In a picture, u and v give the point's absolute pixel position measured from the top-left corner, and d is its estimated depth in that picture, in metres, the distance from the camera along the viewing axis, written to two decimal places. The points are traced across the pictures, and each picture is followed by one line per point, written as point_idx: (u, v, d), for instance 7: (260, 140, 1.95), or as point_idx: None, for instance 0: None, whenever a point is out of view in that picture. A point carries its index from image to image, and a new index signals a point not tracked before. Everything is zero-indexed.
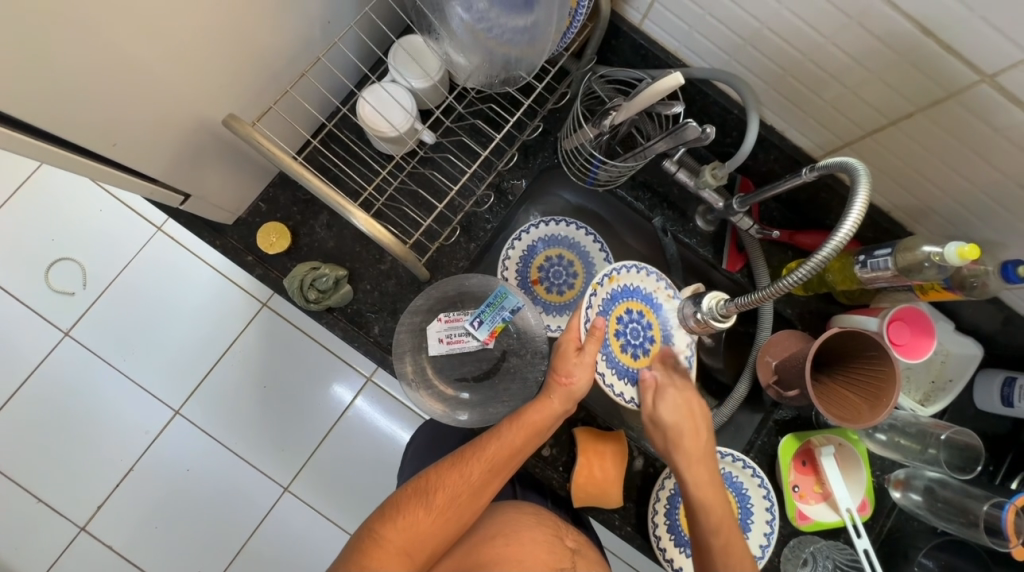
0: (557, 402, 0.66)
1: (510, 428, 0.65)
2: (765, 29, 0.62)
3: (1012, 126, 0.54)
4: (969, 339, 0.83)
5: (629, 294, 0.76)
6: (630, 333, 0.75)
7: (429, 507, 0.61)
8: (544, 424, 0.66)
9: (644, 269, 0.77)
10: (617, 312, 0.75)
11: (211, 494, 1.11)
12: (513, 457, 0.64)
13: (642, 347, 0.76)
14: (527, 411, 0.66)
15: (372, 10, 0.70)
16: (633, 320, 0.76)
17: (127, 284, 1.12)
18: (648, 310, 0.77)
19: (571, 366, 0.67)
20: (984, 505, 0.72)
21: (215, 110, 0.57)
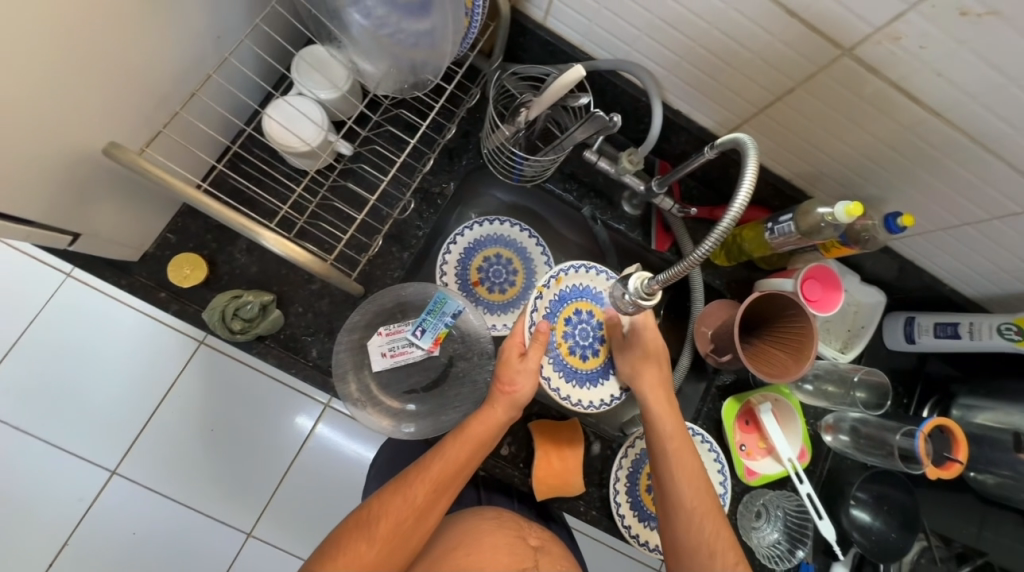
0: (500, 410, 0.65)
1: (452, 445, 0.63)
2: (656, 19, 0.65)
3: (875, 94, 0.60)
4: (873, 288, 0.91)
5: (579, 294, 0.78)
6: (577, 333, 0.77)
7: (370, 538, 0.58)
8: (486, 436, 0.64)
9: (594, 268, 0.78)
10: (565, 314, 0.76)
11: (165, 555, 1.02)
12: (456, 473, 0.62)
13: (591, 347, 0.77)
14: (469, 425, 0.64)
15: (263, 21, 0.67)
16: (582, 321, 0.77)
17: (38, 340, 1.01)
18: (599, 310, 0.78)
19: (512, 373, 0.66)
20: (897, 436, 0.80)
21: (94, 140, 0.53)
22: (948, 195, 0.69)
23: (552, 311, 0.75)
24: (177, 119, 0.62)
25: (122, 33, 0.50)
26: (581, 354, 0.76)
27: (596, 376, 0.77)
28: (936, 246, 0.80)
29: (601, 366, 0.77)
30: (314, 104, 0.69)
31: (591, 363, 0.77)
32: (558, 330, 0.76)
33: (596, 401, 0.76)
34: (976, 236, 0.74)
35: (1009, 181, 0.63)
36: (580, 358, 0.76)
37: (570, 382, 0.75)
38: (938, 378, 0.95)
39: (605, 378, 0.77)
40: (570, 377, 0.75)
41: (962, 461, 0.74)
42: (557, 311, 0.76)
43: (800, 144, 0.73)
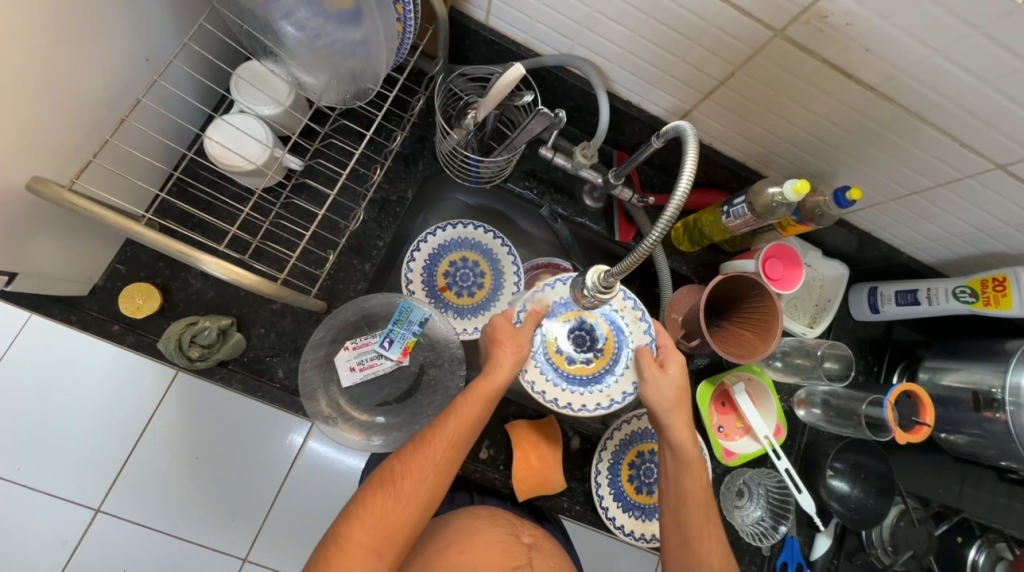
0: (510, 364, 0.64)
1: (466, 401, 0.62)
2: (594, 11, 0.65)
3: (813, 72, 0.61)
4: (835, 261, 0.93)
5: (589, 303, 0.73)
6: (575, 337, 0.72)
7: (396, 496, 0.58)
8: (499, 392, 0.63)
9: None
10: (568, 315, 0.72)
11: None
12: (474, 428, 0.62)
13: (587, 355, 0.72)
14: (481, 380, 0.63)
15: (192, 40, 0.66)
16: (582, 328, 0.72)
17: (6, 381, 0.97)
18: (605, 325, 0.73)
19: (513, 329, 0.65)
20: (864, 405, 0.82)
21: (18, 176, 0.51)
22: (893, 166, 0.71)
23: (553, 309, 0.72)
24: (108, 146, 0.60)
25: (37, 61, 0.48)
26: (569, 356, 0.71)
27: (580, 383, 0.71)
28: (889, 216, 0.81)
29: (589, 375, 0.71)
30: (255, 120, 0.68)
31: (576, 369, 0.71)
32: (552, 327, 0.72)
33: (568, 403, 0.70)
34: (924, 204, 0.76)
35: (947, 149, 0.64)
36: (566, 361, 0.71)
37: (546, 375, 0.70)
38: (906, 344, 0.97)
39: (587, 387, 0.71)
40: (551, 372, 0.70)
41: (929, 424, 0.75)
42: (557, 310, 0.72)
43: (748, 126, 0.74)
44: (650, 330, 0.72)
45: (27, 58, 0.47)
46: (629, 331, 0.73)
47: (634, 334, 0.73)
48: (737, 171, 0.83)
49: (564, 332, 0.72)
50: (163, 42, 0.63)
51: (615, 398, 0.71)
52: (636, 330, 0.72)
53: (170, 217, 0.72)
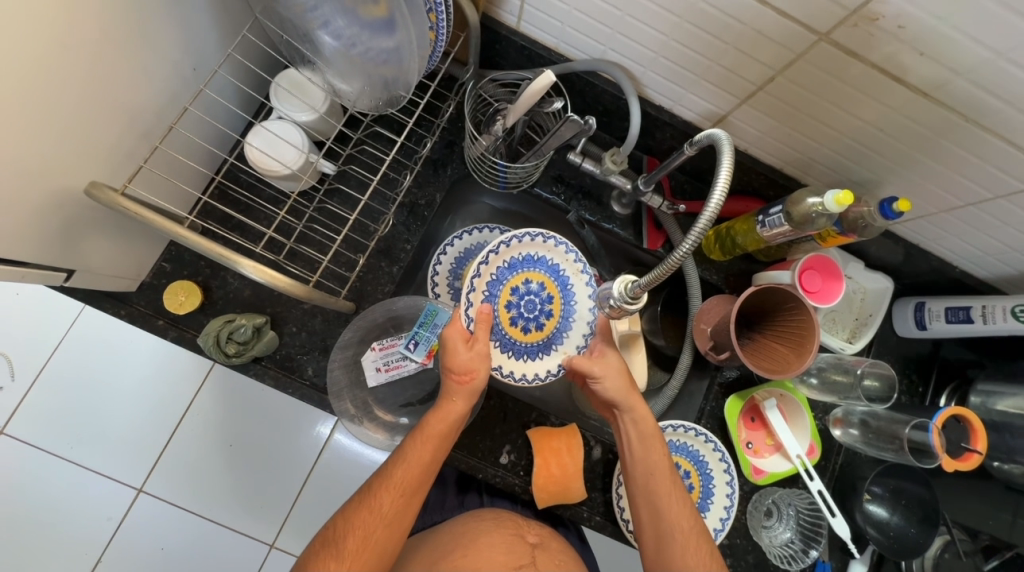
0: (458, 402, 0.64)
1: (414, 444, 0.63)
2: (626, 16, 0.64)
3: (858, 77, 0.58)
4: (879, 273, 0.88)
5: (533, 264, 0.75)
6: (523, 305, 0.74)
7: (339, 555, 0.57)
8: (449, 430, 0.64)
9: (552, 239, 0.75)
10: (512, 283, 0.74)
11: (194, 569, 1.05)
12: (423, 473, 0.62)
13: (535, 320, 0.75)
14: (429, 423, 0.64)
15: (236, 50, 0.69)
16: (529, 292, 0.75)
17: (63, 367, 1.05)
18: (551, 282, 0.76)
19: (468, 363, 0.64)
20: (907, 429, 0.77)
21: (76, 179, 0.54)
22: (946, 175, 0.66)
23: (498, 278, 0.74)
24: (157, 153, 0.64)
25: (94, 70, 0.51)
26: (522, 326, 0.74)
27: (535, 349, 0.75)
28: (940, 228, 0.76)
29: (543, 341, 0.75)
30: (292, 126, 0.70)
31: (531, 336, 0.75)
32: (502, 298, 0.74)
33: (529, 374, 0.74)
34: (981, 216, 0.71)
35: (1007, 157, 0.60)
36: (519, 331, 0.74)
37: (504, 353, 0.73)
38: (955, 363, 0.91)
39: (542, 353, 0.75)
40: (507, 348, 0.74)
41: (981, 452, 0.71)
42: (504, 278, 0.74)
43: (786, 132, 0.71)
44: (590, 280, 0.76)
45: (85, 68, 0.50)
46: (572, 284, 0.77)
47: (577, 288, 0.77)
48: (773, 178, 0.80)
49: (509, 304, 0.74)
50: (209, 53, 0.66)
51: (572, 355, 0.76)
52: (578, 282, 0.76)
53: (212, 218, 0.76)
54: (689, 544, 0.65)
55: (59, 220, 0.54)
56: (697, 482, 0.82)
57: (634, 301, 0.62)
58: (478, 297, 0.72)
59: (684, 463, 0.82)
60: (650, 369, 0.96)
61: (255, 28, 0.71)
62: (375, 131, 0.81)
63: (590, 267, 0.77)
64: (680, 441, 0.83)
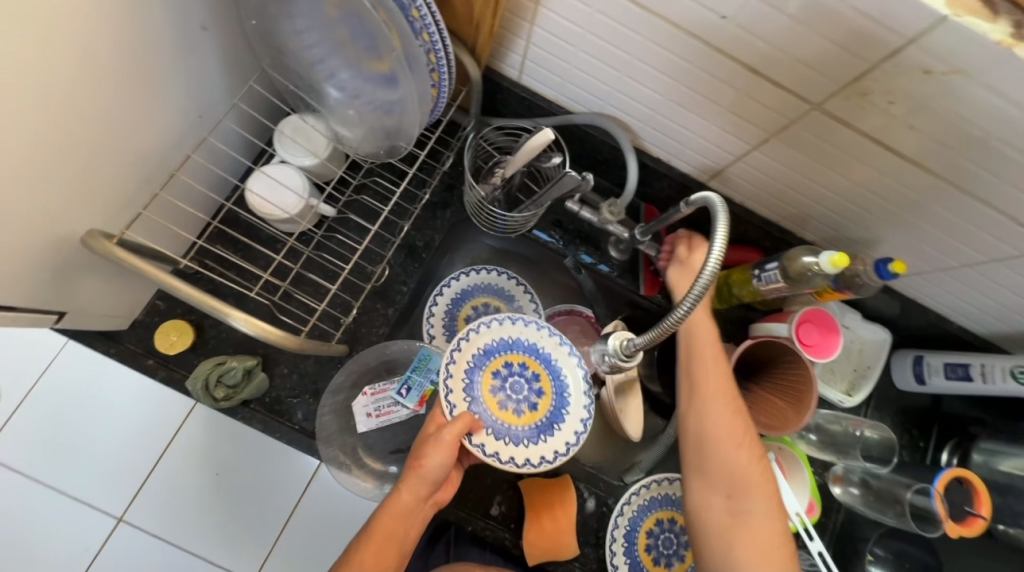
0: (407, 491, 0.61)
1: (357, 547, 0.60)
2: (625, 76, 0.65)
3: (849, 144, 0.59)
4: (877, 325, 0.88)
5: (509, 346, 0.73)
6: (509, 387, 0.71)
7: None
8: (396, 527, 0.61)
9: (521, 320, 0.73)
10: (492, 366, 0.71)
11: None
12: None
13: (527, 401, 0.71)
14: (376, 521, 0.60)
15: (242, 99, 0.71)
16: (513, 374, 0.72)
17: (45, 397, 1.02)
18: (533, 361, 0.73)
19: (422, 446, 0.62)
20: (909, 493, 0.75)
21: (75, 225, 0.54)
22: (940, 237, 0.67)
23: (476, 365, 0.71)
24: (157, 199, 0.64)
25: (101, 122, 0.52)
26: (513, 409, 0.70)
27: (536, 432, 0.70)
28: (936, 285, 0.76)
29: (541, 421, 0.71)
30: (293, 171, 0.71)
31: (526, 419, 0.71)
32: (485, 384, 0.70)
33: (534, 459, 0.68)
34: (976, 277, 0.71)
35: (1000, 225, 0.60)
36: (511, 414, 0.70)
37: (502, 440, 0.68)
38: (956, 418, 0.90)
39: (544, 434, 0.70)
40: (503, 436, 0.68)
41: (985, 516, 0.69)
42: (481, 365, 0.71)
43: (781, 188, 0.72)
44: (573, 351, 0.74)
45: (93, 122, 0.51)
46: (555, 358, 0.74)
47: (562, 361, 0.74)
48: (769, 230, 0.81)
49: (494, 388, 0.70)
50: (216, 102, 0.68)
51: (577, 431, 0.71)
52: (561, 356, 0.74)
53: (209, 258, 0.75)
54: (731, 416, 0.67)
55: (55, 267, 0.54)
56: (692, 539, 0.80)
57: (629, 357, 0.61)
58: (458, 389, 0.68)
59: (679, 518, 0.81)
60: (647, 416, 0.94)
61: (263, 79, 0.73)
62: (377, 175, 0.82)
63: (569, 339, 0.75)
64: (677, 494, 0.81)
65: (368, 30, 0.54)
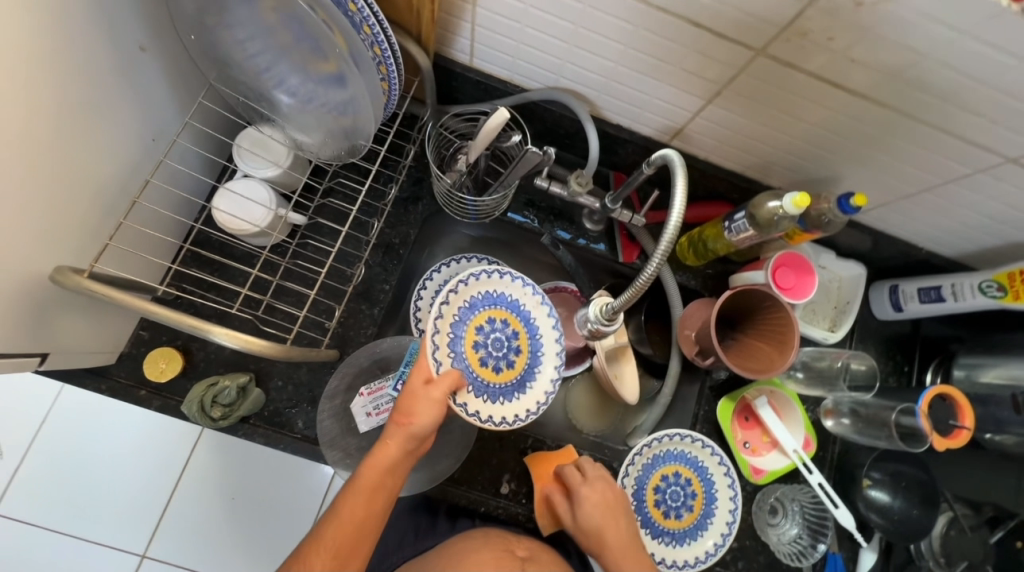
0: (395, 443, 0.61)
1: (348, 498, 0.59)
2: (573, 47, 0.66)
3: (798, 85, 0.60)
4: (851, 261, 0.90)
5: (492, 303, 0.74)
6: (491, 343, 0.73)
7: None
8: (387, 476, 0.60)
9: (507, 274, 0.74)
10: (476, 322, 0.73)
11: None
12: (361, 530, 0.58)
13: (507, 357, 0.74)
14: (365, 471, 0.60)
15: (194, 117, 0.70)
16: (494, 330, 0.74)
17: (45, 447, 1.02)
18: (513, 318, 0.75)
19: (412, 402, 0.62)
20: (895, 414, 0.78)
21: (43, 264, 0.53)
22: (896, 166, 0.69)
23: (461, 319, 0.72)
24: (123, 228, 0.64)
25: (54, 158, 0.52)
26: (493, 365, 0.73)
27: (509, 389, 0.73)
28: (900, 214, 0.79)
29: (516, 379, 0.74)
30: (257, 184, 0.71)
31: (504, 376, 0.73)
32: (468, 339, 0.72)
33: (510, 416, 0.72)
34: (935, 200, 0.73)
35: (951, 146, 0.62)
36: (491, 371, 0.72)
37: (480, 397, 0.70)
38: (936, 340, 0.93)
39: (517, 392, 0.73)
40: (481, 393, 0.71)
41: (969, 427, 0.72)
42: (466, 319, 0.72)
43: (741, 138, 0.73)
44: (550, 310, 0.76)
45: (44, 160, 0.50)
46: (533, 316, 0.76)
47: (540, 320, 0.76)
48: (736, 182, 0.82)
49: (476, 344, 0.72)
50: (168, 124, 0.67)
51: (546, 392, 0.74)
52: (539, 314, 0.76)
53: (186, 282, 0.75)
54: None
55: (31, 309, 0.54)
56: (699, 489, 0.82)
57: (611, 320, 0.63)
58: (444, 339, 0.69)
59: (684, 471, 0.83)
60: (643, 379, 0.96)
61: (212, 94, 0.72)
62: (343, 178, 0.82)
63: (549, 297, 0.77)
64: (680, 449, 0.83)
65: (309, 31, 0.53)
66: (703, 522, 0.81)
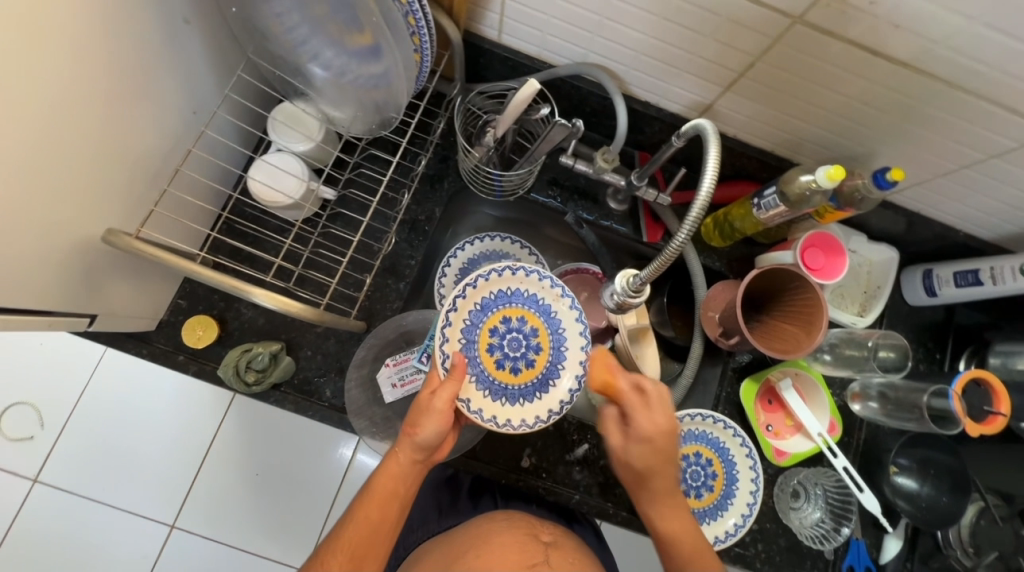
0: (405, 453, 0.61)
1: (362, 504, 0.60)
2: (605, 19, 0.65)
3: (834, 55, 0.59)
4: (883, 244, 0.88)
5: (507, 301, 0.74)
6: (506, 344, 0.73)
7: None
8: (398, 487, 0.61)
9: (521, 270, 0.73)
10: (489, 323, 0.73)
11: None
12: (375, 536, 0.59)
13: (524, 357, 0.73)
14: (375, 480, 0.61)
15: (232, 91, 0.72)
16: (510, 330, 0.73)
17: (84, 416, 1.00)
18: (531, 315, 0.74)
19: (416, 414, 0.61)
20: (926, 397, 0.77)
21: (94, 226, 0.56)
22: (935, 141, 0.67)
23: (473, 322, 0.72)
24: (166, 196, 0.66)
25: (104, 123, 0.54)
26: (510, 367, 0.72)
27: (529, 390, 0.73)
28: (937, 193, 0.76)
29: (537, 378, 0.73)
30: (291, 157, 0.73)
31: (523, 376, 0.73)
32: (482, 342, 0.72)
33: (529, 419, 0.72)
34: (975, 178, 0.71)
35: (994, 118, 0.60)
36: (508, 373, 0.72)
37: (497, 401, 0.71)
38: (970, 327, 0.91)
39: (539, 392, 0.73)
40: (499, 396, 0.71)
41: (1005, 414, 0.71)
42: (479, 322, 0.72)
43: (772, 115, 0.72)
44: (572, 303, 0.74)
45: (95, 126, 0.53)
46: (554, 311, 0.74)
47: (562, 314, 0.74)
48: (765, 160, 0.81)
49: (490, 347, 0.72)
50: (208, 97, 0.69)
51: (571, 390, 0.73)
52: (561, 308, 0.74)
53: (222, 253, 0.78)
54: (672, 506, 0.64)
55: (82, 269, 0.57)
56: (719, 470, 0.82)
57: (637, 293, 0.63)
58: (454, 346, 0.70)
59: (705, 452, 0.83)
60: (664, 361, 0.96)
61: (249, 68, 0.74)
62: (370, 154, 0.83)
63: (570, 290, 0.74)
64: (702, 430, 0.83)
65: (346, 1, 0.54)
66: (723, 502, 0.81)
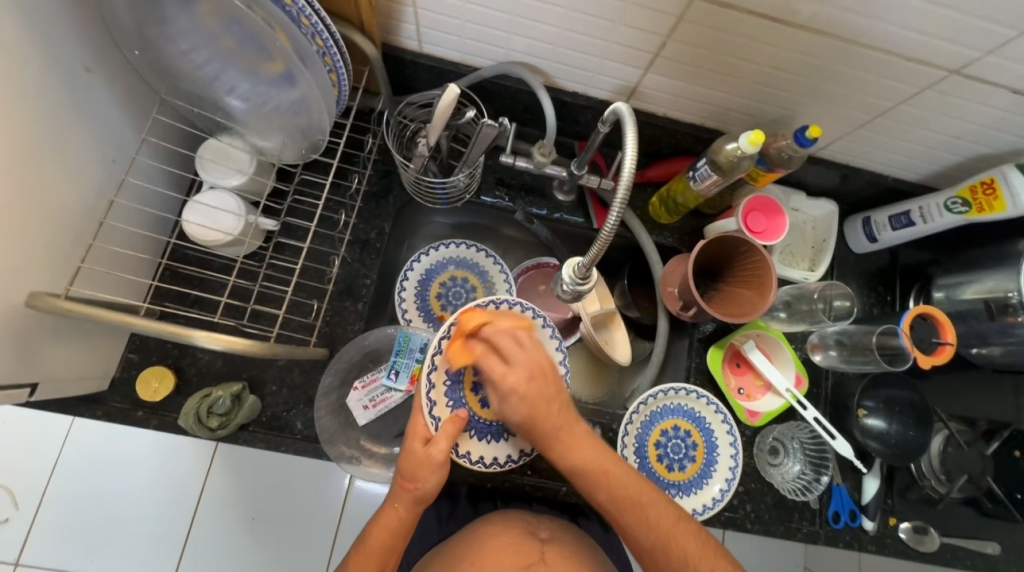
0: (403, 507, 0.60)
1: (360, 559, 0.59)
2: (517, 17, 0.66)
3: (738, 26, 0.61)
4: (822, 199, 0.92)
5: None
6: None
7: None
8: (396, 543, 0.60)
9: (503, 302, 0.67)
10: (474, 362, 0.68)
11: None
12: None
13: None
14: (371, 534, 0.60)
15: (151, 134, 0.71)
16: None
17: (57, 494, 0.95)
18: None
19: (414, 470, 0.58)
20: (875, 337, 0.81)
21: (17, 293, 0.54)
22: (846, 94, 0.70)
23: (457, 362, 0.67)
24: (94, 250, 0.64)
25: (12, 187, 0.52)
26: (495, 405, 0.69)
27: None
28: (860, 143, 0.80)
29: None
30: (224, 193, 0.71)
31: None
32: (468, 382, 0.68)
33: (501, 457, 0.69)
34: (890, 125, 0.74)
35: (894, 66, 0.63)
36: (493, 410, 0.69)
37: (485, 440, 0.68)
38: (915, 266, 0.94)
39: None
40: (484, 434, 0.68)
41: (952, 342, 0.75)
42: (463, 361, 0.67)
43: (694, 89, 0.75)
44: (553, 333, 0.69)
45: (2, 190, 0.51)
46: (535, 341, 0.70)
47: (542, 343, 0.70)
48: (697, 134, 0.83)
49: (476, 386, 0.68)
50: (126, 144, 0.68)
51: None
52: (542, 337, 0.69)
53: (168, 300, 0.76)
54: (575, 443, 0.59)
55: (12, 339, 0.54)
56: (699, 440, 0.84)
57: (584, 279, 0.65)
58: (440, 391, 0.66)
59: (683, 424, 0.84)
60: (634, 342, 0.97)
61: (166, 109, 0.72)
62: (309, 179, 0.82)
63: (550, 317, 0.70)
64: (678, 403, 0.85)
65: (250, 32, 0.54)
66: (706, 470, 0.83)
